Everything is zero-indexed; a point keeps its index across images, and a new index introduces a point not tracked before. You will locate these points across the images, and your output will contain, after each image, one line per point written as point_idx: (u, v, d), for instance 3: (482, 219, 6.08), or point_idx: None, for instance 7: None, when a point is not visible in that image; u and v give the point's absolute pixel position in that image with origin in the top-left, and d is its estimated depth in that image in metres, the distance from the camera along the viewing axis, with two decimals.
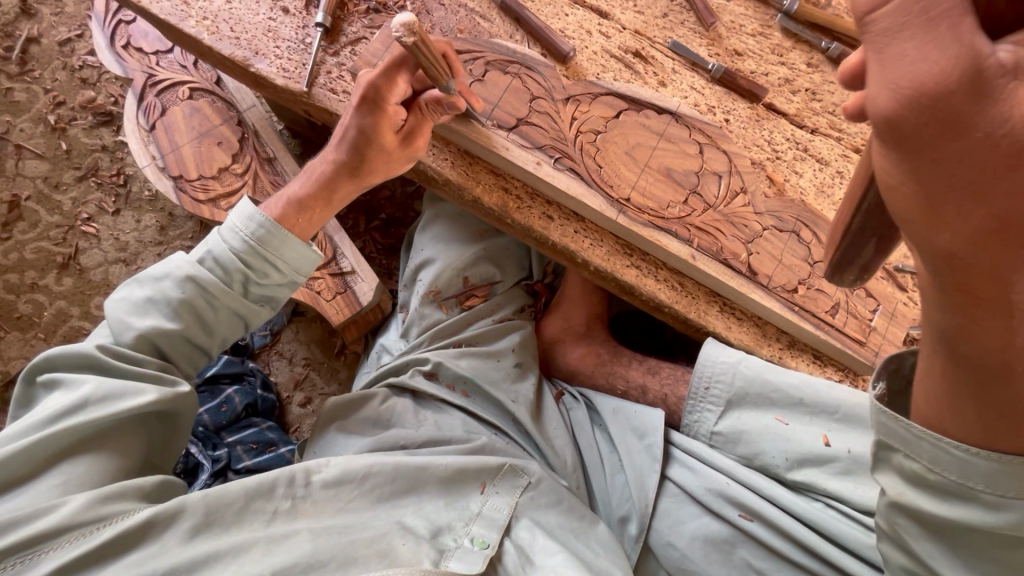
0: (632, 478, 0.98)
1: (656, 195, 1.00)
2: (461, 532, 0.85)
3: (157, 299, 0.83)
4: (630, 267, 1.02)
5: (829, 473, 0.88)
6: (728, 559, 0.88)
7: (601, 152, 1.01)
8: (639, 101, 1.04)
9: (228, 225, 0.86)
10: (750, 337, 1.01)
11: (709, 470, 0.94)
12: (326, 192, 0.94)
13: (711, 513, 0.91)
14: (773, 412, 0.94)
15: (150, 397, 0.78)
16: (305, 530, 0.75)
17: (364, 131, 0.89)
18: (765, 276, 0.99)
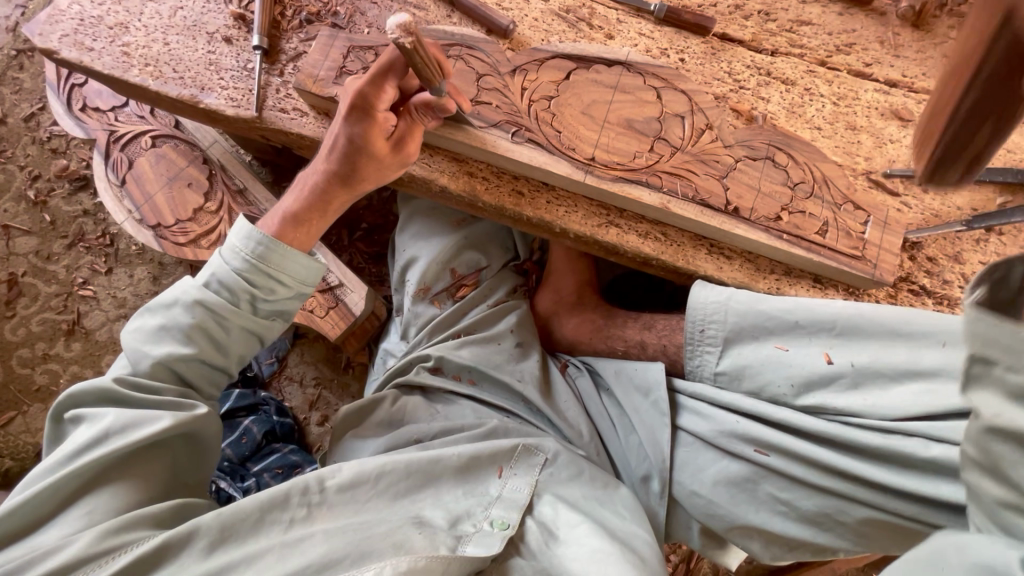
0: (645, 436, 0.98)
1: (619, 148, 0.97)
2: (480, 516, 0.88)
3: (170, 326, 0.85)
4: (609, 226, 1.00)
5: (839, 390, 0.86)
6: (753, 496, 0.87)
7: (558, 117, 0.98)
8: (586, 58, 1.01)
9: (228, 247, 0.88)
10: (744, 274, 0.99)
11: (718, 412, 0.93)
12: (320, 204, 0.94)
13: (729, 455, 0.90)
14: (773, 341, 0.91)
15: (166, 423, 0.80)
16: (318, 533, 0.77)
17: (355, 141, 0.89)
18: (746, 208, 0.96)
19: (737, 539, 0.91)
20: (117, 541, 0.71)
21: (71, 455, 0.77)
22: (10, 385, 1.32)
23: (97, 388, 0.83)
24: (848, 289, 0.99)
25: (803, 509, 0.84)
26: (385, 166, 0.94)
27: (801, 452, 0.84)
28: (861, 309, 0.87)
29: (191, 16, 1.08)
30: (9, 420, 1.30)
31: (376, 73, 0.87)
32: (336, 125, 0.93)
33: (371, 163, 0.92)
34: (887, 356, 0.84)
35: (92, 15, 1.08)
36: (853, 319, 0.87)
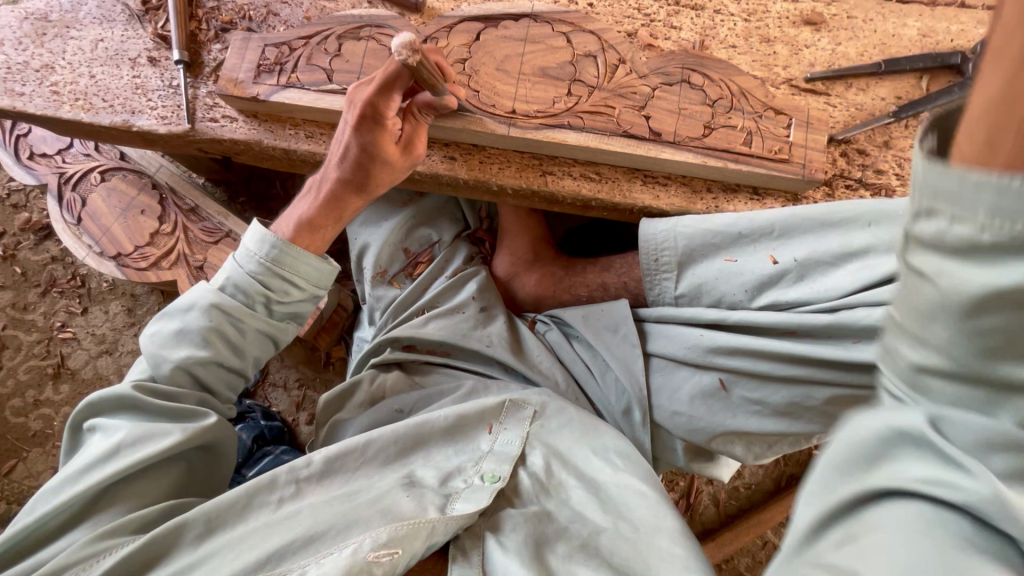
0: (619, 369, 1.02)
1: (538, 97, 0.99)
2: (472, 471, 0.91)
3: (185, 328, 0.88)
4: (545, 176, 1.03)
5: (787, 286, 0.89)
6: (727, 403, 0.92)
7: (474, 78, 1.00)
8: (493, 16, 1.02)
9: (241, 251, 0.89)
10: (681, 197, 1.01)
11: (682, 330, 0.97)
12: (336, 211, 0.94)
13: (703, 368, 0.95)
14: (723, 254, 0.94)
15: (177, 437, 0.83)
16: (307, 506, 0.81)
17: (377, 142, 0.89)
18: (669, 133, 0.97)
19: (721, 446, 0.96)
20: (104, 545, 0.74)
21: (92, 468, 0.81)
22: (7, 435, 1.35)
23: (113, 399, 0.86)
24: (789, 197, 1.00)
25: (772, 402, 0.88)
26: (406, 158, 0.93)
27: (764, 347, 0.88)
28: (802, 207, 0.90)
29: (112, 46, 1.11)
30: (11, 468, 1.33)
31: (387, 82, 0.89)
32: (342, 132, 0.93)
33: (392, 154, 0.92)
34: (823, 244, 0.87)
35: (17, 61, 1.10)
36: (789, 217, 0.90)
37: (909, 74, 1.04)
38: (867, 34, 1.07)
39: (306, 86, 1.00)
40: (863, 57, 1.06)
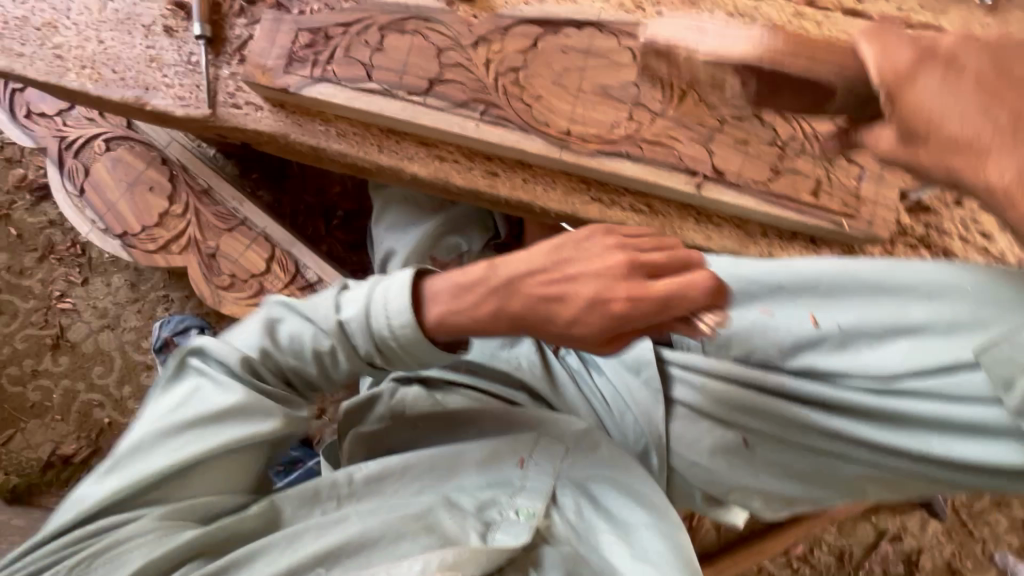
0: (639, 415, 0.97)
1: (597, 119, 0.90)
2: (507, 504, 0.80)
3: (307, 336, 0.73)
4: (592, 202, 0.95)
5: (826, 354, 0.80)
6: (748, 462, 0.88)
7: (528, 90, 0.91)
8: (553, 20, 0.92)
9: (312, 304, 0.74)
10: (734, 241, 0.95)
11: (707, 381, 0.90)
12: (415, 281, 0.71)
13: (723, 424, 0.89)
14: (758, 306, 0.87)
15: (282, 420, 0.72)
16: (350, 516, 0.73)
17: (673, 292, 0.59)
18: (733, 173, 0.90)
19: (737, 500, 0.93)
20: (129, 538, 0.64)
21: (218, 421, 0.69)
22: (4, 404, 1.31)
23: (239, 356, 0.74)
24: (847, 249, 0.94)
25: (796, 468, 0.85)
26: (661, 312, 0.61)
27: (797, 416, 0.81)
28: (863, 274, 0.79)
29: (124, 8, 0.99)
30: (8, 439, 1.30)
31: (699, 267, 0.62)
32: None
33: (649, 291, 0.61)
34: (874, 312, 0.77)
35: (15, 15, 0.98)
36: (838, 278, 0.81)
37: None
38: None
39: (342, 81, 0.91)
40: None
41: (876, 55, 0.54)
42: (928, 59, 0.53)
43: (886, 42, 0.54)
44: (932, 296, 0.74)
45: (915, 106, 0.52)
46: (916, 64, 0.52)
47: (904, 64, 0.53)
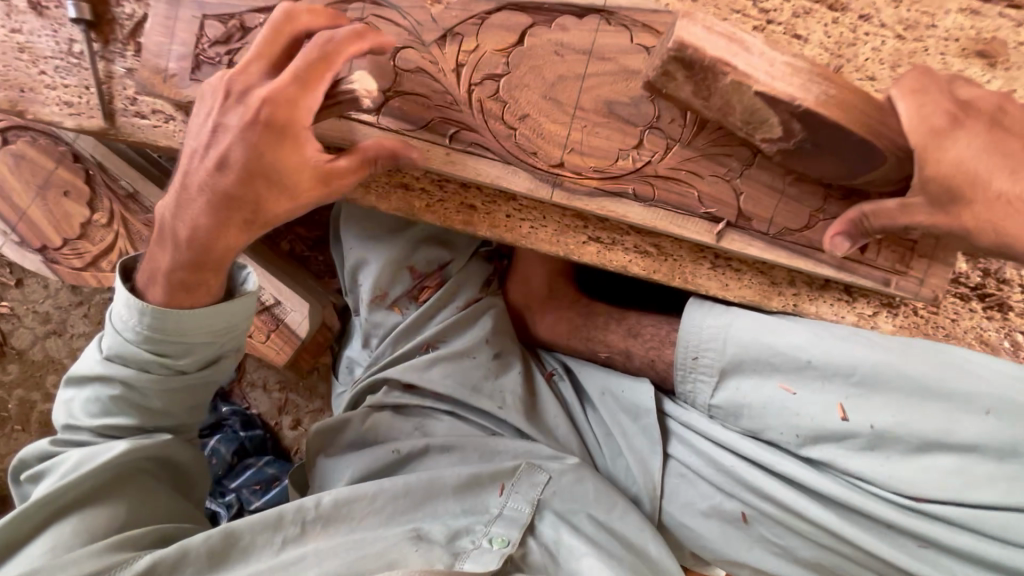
0: (632, 461, 0.90)
1: (598, 146, 0.71)
2: (480, 533, 0.83)
3: (98, 393, 0.75)
4: (588, 241, 0.79)
5: (853, 450, 0.72)
6: (746, 535, 0.81)
7: (512, 106, 0.70)
8: (545, 5, 0.69)
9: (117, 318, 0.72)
10: (755, 290, 0.80)
11: (710, 448, 0.83)
12: (215, 233, 0.68)
13: (724, 493, 0.82)
14: (777, 379, 0.76)
15: (121, 448, 0.74)
16: (312, 552, 0.76)
17: (270, 97, 0.63)
18: (763, 219, 0.73)
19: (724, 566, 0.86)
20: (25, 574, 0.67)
21: (82, 463, 0.73)
22: None
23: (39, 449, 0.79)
24: (887, 301, 0.80)
25: (801, 555, 0.77)
26: (312, 93, 0.64)
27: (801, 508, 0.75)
28: (921, 354, 0.71)
29: None
30: None
31: (297, 27, 0.65)
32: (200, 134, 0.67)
33: (295, 112, 0.64)
34: (918, 420, 0.69)
35: None
36: (890, 362, 0.70)
37: None
38: None
39: None
40: None
41: (913, 107, 0.64)
42: (966, 117, 0.63)
43: (921, 92, 0.64)
44: (988, 411, 0.67)
45: (942, 163, 0.63)
46: (941, 123, 0.63)
47: (940, 125, 0.63)
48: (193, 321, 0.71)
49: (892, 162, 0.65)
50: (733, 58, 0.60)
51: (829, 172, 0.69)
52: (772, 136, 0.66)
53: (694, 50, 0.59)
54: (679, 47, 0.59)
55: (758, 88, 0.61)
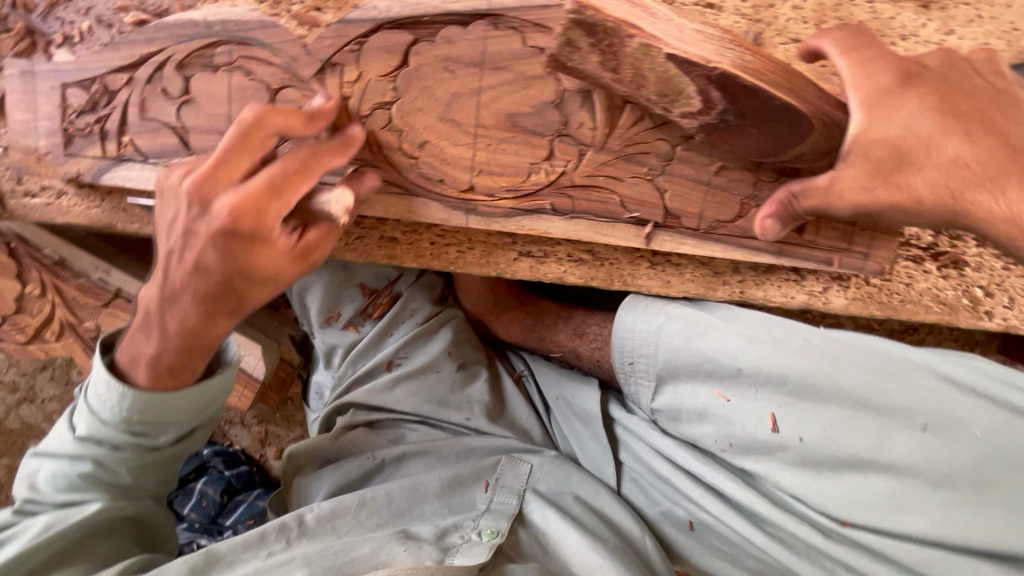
0: (590, 465, 0.90)
1: (506, 163, 0.67)
2: (469, 528, 0.80)
3: (68, 469, 0.66)
4: (519, 258, 0.76)
5: (784, 465, 0.68)
6: (697, 540, 0.79)
7: (408, 135, 0.66)
8: (425, 18, 0.63)
9: (92, 392, 0.65)
10: (699, 282, 0.77)
11: (656, 457, 0.81)
12: (191, 338, 0.63)
13: (672, 500, 0.80)
14: (711, 386, 0.72)
15: (101, 510, 0.66)
16: (297, 557, 0.73)
17: (238, 207, 0.57)
18: (692, 216, 0.69)
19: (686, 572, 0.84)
20: None
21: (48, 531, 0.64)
22: None
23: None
24: (834, 275, 0.77)
25: (748, 563, 0.74)
26: (283, 200, 0.59)
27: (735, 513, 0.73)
28: (846, 363, 0.66)
29: None
30: None
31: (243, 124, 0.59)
32: (168, 224, 0.61)
33: (264, 220, 0.59)
34: (854, 433, 0.64)
35: None
36: (807, 374, 0.66)
37: None
38: (994, 14, 0.71)
39: (150, 158, 0.65)
40: None
41: (853, 65, 0.59)
42: (912, 78, 0.58)
43: (859, 50, 0.60)
44: (926, 428, 0.63)
45: (885, 125, 0.58)
46: (883, 79, 0.58)
47: (886, 83, 0.58)
48: (164, 406, 0.64)
49: (819, 128, 0.60)
50: (640, 22, 0.54)
51: (758, 147, 0.63)
52: (691, 111, 0.59)
53: (596, 12, 0.52)
54: (577, 10, 0.52)
55: (669, 52, 0.54)
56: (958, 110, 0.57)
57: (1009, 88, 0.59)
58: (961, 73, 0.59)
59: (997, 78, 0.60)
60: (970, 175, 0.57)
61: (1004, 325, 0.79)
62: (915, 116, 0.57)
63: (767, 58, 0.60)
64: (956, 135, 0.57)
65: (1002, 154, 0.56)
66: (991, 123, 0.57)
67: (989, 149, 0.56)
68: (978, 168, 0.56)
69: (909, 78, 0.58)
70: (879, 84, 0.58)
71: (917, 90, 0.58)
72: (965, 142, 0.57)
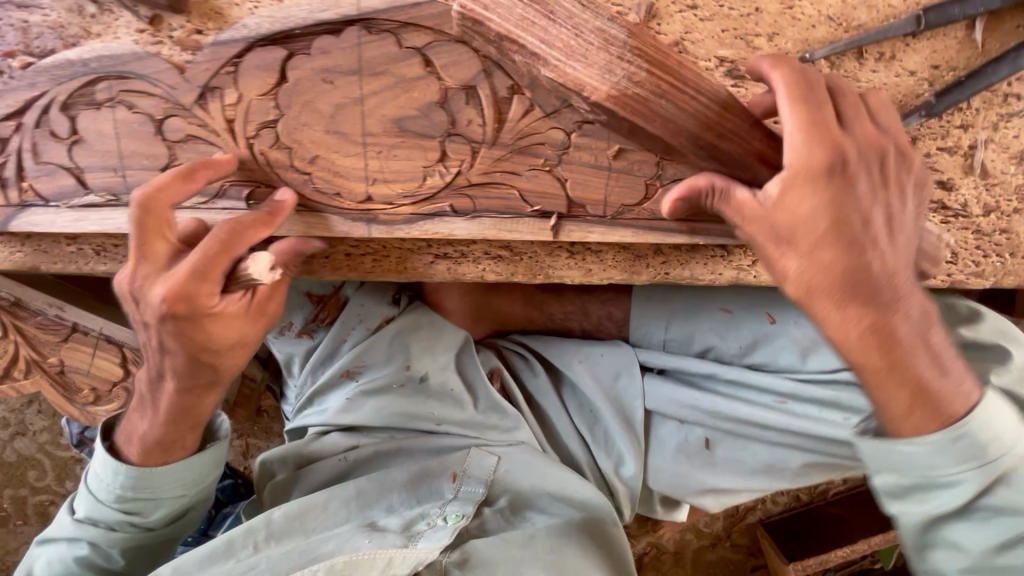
0: (615, 425, 0.95)
1: (400, 170, 0.66)
2: (435, 514, 0.87)
3: (65, 551, 0.75)
4: (435, 261, 0.75)
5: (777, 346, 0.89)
6: (708, 461, 0.93)
7: (298, 151, 0.65)
8: (297, 31, 0.62)
9: (93, 477, 0.75)
10: (621, 268, 0.76)
11: (679, 390, 0.93)
12: (183, 411, 0.70)
13: (690, 424, 0.93)
14: (718, 306, 0.91)
15: None
16: (263, 561, 0.80)
17: (166, 295, 0.59)
18: (597, 203, 0.68)
19: (692, 498, 0.96)
20: None
21: None
22: None
23: None
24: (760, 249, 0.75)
25: (752, 462, 0.91)
26: (211, 278, 0.60)
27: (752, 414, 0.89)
28: None
29: None
30: None
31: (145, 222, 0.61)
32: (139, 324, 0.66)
33: (197, 300, 0.60)
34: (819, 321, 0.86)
35: None
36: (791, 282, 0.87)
37: (954, 25, 0.69)
38: None
39: (52, 201, 0.67)
40: (891, 5, 0.68)
41: (793, 109, 0.54)
42: (821, 168, 0.53)
43: (805, 98, 0.55)
44: None
45: (780, 203, 0.53)
46: (812, 140, 0.53)
47: (814, 162, 0.53)
48: (151, 485, 0.73)
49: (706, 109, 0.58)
50: None
51: (670, 127, 0.57)
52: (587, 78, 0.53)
53: None
54: None
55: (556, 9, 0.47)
56: (847, 215, 0.54)
57: (903, 186, 0.58)
58: (865, 168, 0.55)
59: (875, 189, 0.56)
60: (826, 289, 0.55)
61: (949, 281, 0.78)
62: (790, 214, 0.53)
63: (666, 30, 0.54)
64: (833, 240, 0.54)
65: (858, 280, 0.55)
66: (873, 238, 0.55)
67: (850, 272, 0.55)
68: (826, 281, 0.55)
69: (824, 163, 0.53)
70: (793, 163, 0.53)
71: (817, 182, 0.53)
72: (833, 252, 0.54)
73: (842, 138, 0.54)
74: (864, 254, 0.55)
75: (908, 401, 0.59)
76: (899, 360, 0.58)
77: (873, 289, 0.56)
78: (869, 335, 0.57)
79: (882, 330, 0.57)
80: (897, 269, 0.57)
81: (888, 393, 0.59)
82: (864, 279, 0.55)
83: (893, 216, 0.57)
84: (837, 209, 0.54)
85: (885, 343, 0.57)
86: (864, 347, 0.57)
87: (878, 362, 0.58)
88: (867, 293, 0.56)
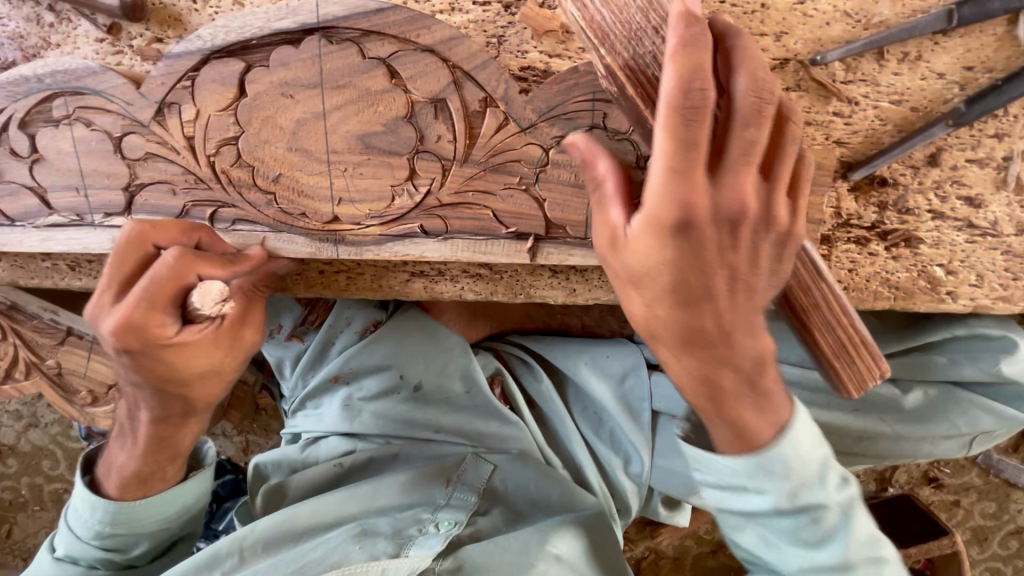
0: (619, 424, 0.88)
1: (367, 188, 0.62)
2: (427, 519, 0.77)
3: None
4: (411, 280, 0.72)
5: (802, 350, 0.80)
6: None
7: (261, 168, 0.62)
8: (253, 42, 0.58)
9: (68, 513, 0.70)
10: (607, 289, 0.71)
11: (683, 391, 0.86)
12: (162, 444, 0.66)
13: None
14: None
15: None
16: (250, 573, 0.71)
17: (117, 331, 0.54)
18: (578, 224, 0.63)
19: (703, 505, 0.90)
20: None
21: None
22: None
23: None
24: None
25: None
26: (163, 312, 0.56)
27: None
28: None
29: None
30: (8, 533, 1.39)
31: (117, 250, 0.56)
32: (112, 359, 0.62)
33: (152, 336, 0.55)
34: None
35: None
36: None
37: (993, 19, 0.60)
38: None
39: (17, 221, 0.65)
40: None
41: (669, 148, 0.42)
42: (665, 226, 0.45)
43: (681, 120, 0.42)
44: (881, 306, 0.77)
45: (637, 252, 0.47)
46: (677, 194, 0.43)
47: (665, 214, 0.44)
48: (138, 518, 0.68)
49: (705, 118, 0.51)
50: None
51: None
52: None
53: None
54: None
55: None
56: (694, 272, 0.47)
57: (769, 250, 0.49)
58: (717, 182, 0.44)
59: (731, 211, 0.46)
60: (656, 338, 0.51)
61: (971, 307, 0.70)
62: (637, 266, 0.48)
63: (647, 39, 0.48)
64: (678, 284, 0.47)
65: (698, 331, 0.50)
66: (709, 279, 0.47)
67: (681, 315, 0.49)
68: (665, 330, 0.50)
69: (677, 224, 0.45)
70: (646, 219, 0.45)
71: (663, 241, 0.45)
72: (673, 296, 0.48)
73: (705, 185, 0.44)
74: (705, 301, 0.48)
75: (720, 424, 0.54)
76: (723, 397, 0.53)
77: (707, 334, 0.50)
78: (703, 384, 0.53)
79: (705, 372, 0.52)
80: (731, 298, 0.49)
81: (717, 420, 0.54)
82: (688, 300, 0.48)
83: (742, 276, 0.49)
84: (678, 261, 0.46)
85: (716, 410, 0.53)
86: (694, 389, 0.53)
87: (705, 388, 0.53)
88: (697, 312, 0.49)
